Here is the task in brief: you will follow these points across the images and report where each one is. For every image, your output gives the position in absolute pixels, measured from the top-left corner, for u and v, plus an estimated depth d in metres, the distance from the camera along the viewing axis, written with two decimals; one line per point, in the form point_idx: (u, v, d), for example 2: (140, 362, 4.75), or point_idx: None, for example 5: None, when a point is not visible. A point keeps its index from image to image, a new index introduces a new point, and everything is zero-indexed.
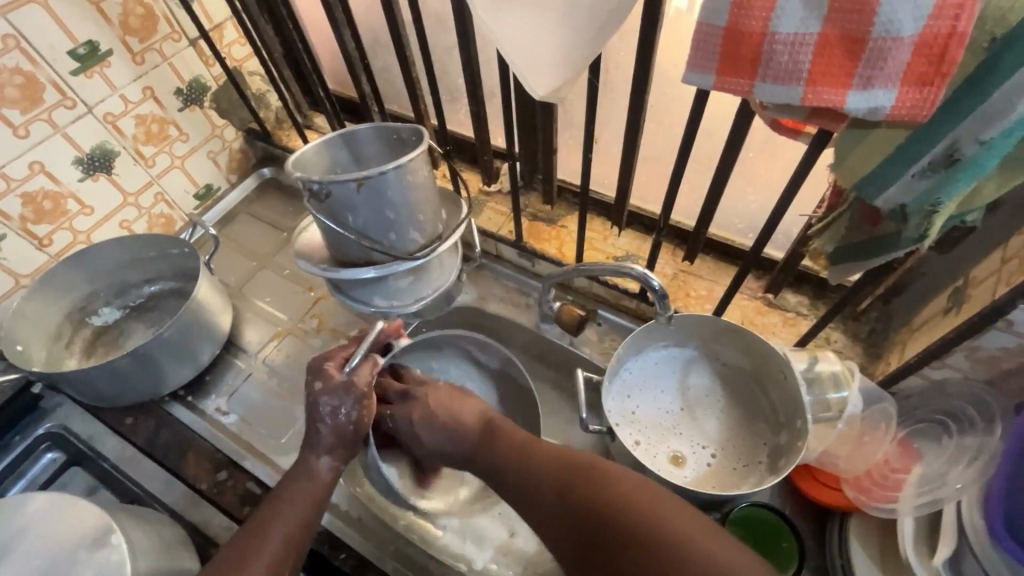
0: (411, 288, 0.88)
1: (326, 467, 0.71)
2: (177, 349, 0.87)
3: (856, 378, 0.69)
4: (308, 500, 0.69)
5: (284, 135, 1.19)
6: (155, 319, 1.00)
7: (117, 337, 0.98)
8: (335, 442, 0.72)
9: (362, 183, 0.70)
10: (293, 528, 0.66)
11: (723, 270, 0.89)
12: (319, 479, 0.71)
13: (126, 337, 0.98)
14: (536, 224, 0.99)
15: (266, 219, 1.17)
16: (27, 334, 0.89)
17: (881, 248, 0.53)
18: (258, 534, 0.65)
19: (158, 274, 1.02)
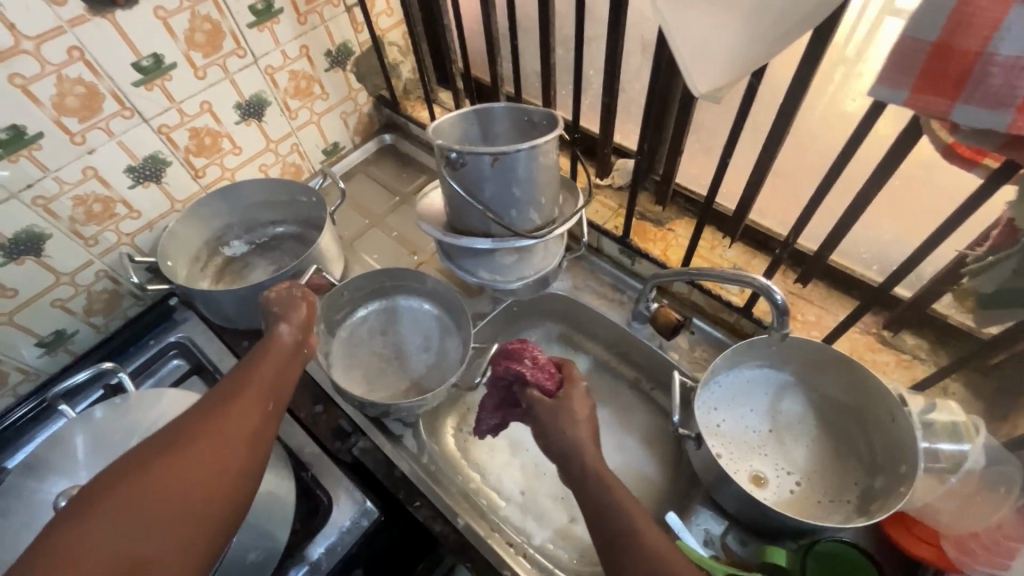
0: (515, 266, 0.92)
1: (286, 333, 0.72)
2: None
3: (979, 434, 0.65)
4: (279, 356, 0.68)
5: (410, 105, 1.26)
6: (278, 258, 1.09)
7: (244, 268, 1.08)
8: (290, 312, 0.75)
9: (497, 158, 0.73)
10: (268, 375, 0.65)
11: (835, 299, 0.85)
12: (282, 343, 0.70)
13: (251, 270, 1.08)
14: (644, 223, 0.99)
15: (381, 181, 1.25)
16: (176, 252, 1.01)
17: None
18: (237, 380, 0.63)
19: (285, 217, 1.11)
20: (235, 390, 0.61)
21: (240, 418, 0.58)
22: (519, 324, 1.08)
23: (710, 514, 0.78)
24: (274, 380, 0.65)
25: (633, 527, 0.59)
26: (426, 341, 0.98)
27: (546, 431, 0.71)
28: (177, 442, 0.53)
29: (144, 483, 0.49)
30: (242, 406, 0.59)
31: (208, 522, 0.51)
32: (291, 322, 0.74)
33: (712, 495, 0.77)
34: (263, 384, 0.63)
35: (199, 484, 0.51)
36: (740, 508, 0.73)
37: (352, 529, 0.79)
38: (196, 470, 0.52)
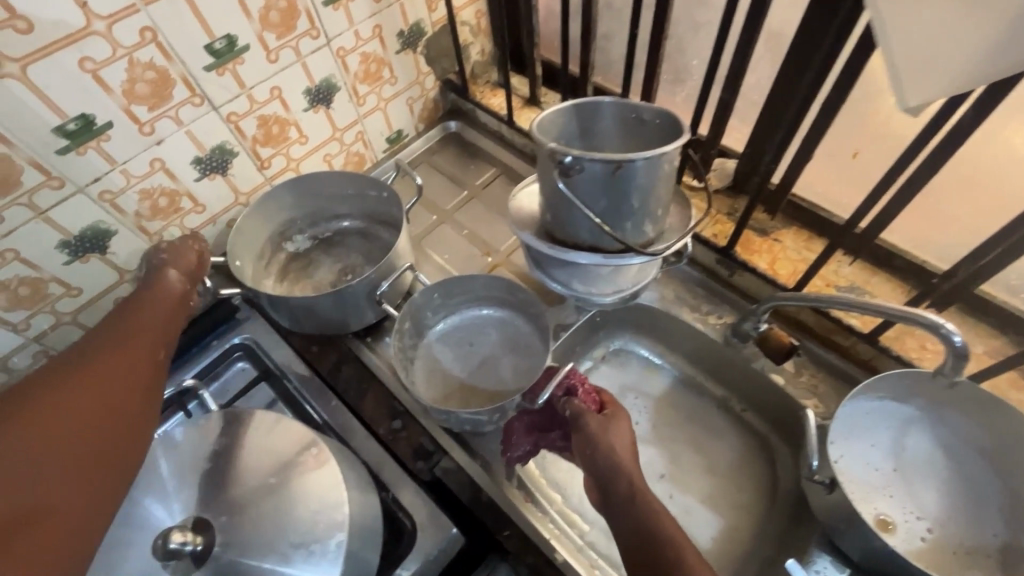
0: (610, 277, 0.84)
1: (175, 280, 0.71)
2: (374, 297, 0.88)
3: None
4: (167, 301, 0.69)
5: (479, 91, 1.17)
6: (343, 255, 1.03)
7: (307, 265, 1.02)
8: (174, 257, 0.74)
9: (621, 166, 0.65)
10: (152, 322, 0.65)
11: (969, 327, 0.77)
12: (169, 288, 0.70)
13: (315, 268, 1.01)
14: (748, 232, 0.90)
15: (446, 172, 1.17)
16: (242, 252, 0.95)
17: None
18: (122, 329, 0.63)
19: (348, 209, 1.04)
20: (122, 335, 0.62)
21: (128, 363, 0.59)
22: (599, 334, 1.01)
23: (830, 560, 0.72)
24: (160, 322, 0.66)
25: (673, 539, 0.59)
26: (498, 346, 0.94)
27: (592, 444, 0.69)
28: (33, 397, 0.53)
29: (47, 429, 0.51)
30: (130, 353, 0.60)
31: (104, 483, 0.52)
32: (174, 265, 0.73)
33: (832, 539, 0.71)
34: (152, 337, 0.64)
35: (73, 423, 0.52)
36: (869, 559, 0.66)
37: (440, 557, 0.74)
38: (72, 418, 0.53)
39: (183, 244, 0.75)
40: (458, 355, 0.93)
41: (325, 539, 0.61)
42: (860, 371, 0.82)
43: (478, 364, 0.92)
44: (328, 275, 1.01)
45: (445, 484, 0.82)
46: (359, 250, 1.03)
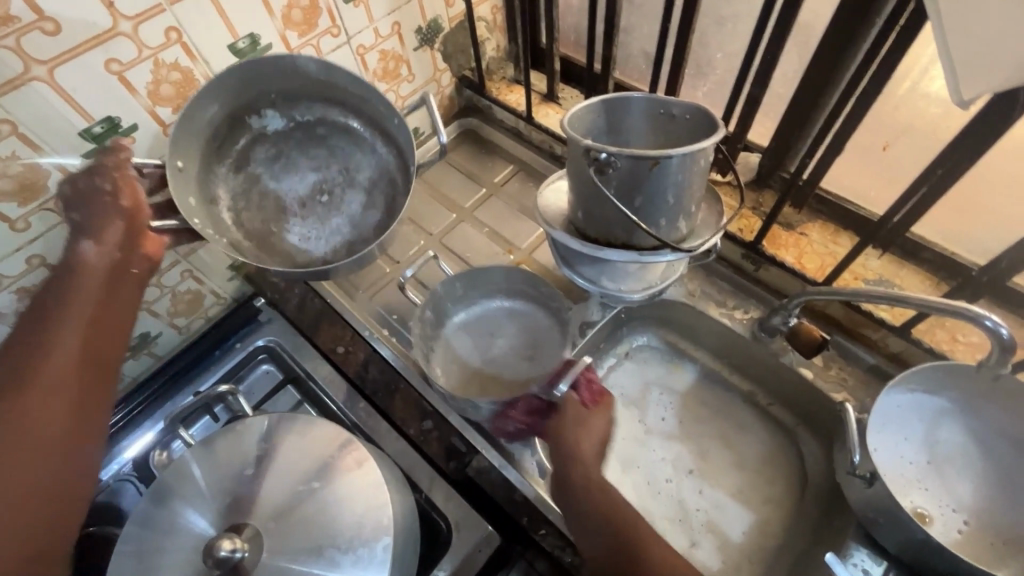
0: (639, 274, 0.84)
1: (93, 254, 0.63)
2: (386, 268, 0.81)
3: None
4: (93, 286, 0.63)
5: (495, 87, 1.16)
6: (317, 161, 0.83)
7: (272, 166, 0.82)
8: (104, 224, 0.64)
9: (659, 163, 0.65)
10: (76, 310, 0.61)
11: (1000, 319, 0.77)
12: (91, 267, 0.63)
13: (280, 175, 0.82)
14: (774, 227, 0.90)
15: (463, 169, 1.17)
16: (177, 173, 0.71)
17: None
18: (42, 339, 0.58)
19: (318, 115, 0.81)
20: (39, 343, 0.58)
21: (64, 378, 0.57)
22: (622, 330, 1.01)
23: (867, 552, 0.72)
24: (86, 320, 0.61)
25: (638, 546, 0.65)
26: (519, 341, 0.93)
27: (561, 434, 0.74)
28: None
29: None
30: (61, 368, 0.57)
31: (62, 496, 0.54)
32: (93, 237, 0.64)
33: (869, 532, 0.71)
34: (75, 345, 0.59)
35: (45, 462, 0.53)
36: (908, 550, 0.67)
37: (476, 556, 0.74)
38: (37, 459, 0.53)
39: (120, 180, 0.66)
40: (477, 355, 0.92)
41: (372, 543, 0.61)
42: (890, 364, 0.82)
43: (500, 360, 0.91)
44: (300, 188, 0.83)
45: (478, 484, 0.81)
46: (338, 162, 0.84)
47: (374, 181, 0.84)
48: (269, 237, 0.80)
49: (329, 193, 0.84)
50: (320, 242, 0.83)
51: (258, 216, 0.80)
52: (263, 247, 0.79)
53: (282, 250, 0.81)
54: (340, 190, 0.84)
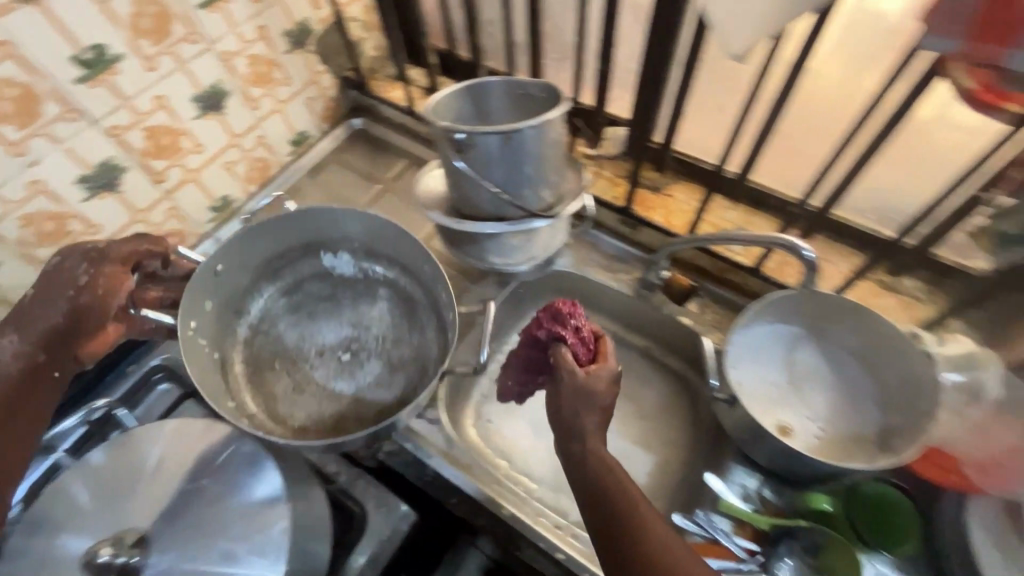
0: (523, 247, 0.88)
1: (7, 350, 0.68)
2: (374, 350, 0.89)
3: (990, 362, 0.70)
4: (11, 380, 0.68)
5: (379, 86, 1.19)
6: (356, 319, 0.92)
7: (313, 313, 0.93)
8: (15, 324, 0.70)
9: (510, 137, 0.69)
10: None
11: (837, 250, 0.88)
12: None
13: (318, 323, 0.92)
14: (641, 191, 0.99)
15: (357, 169, 1.18)
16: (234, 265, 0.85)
17: None
18: None
19: (381, 276, 0.94)
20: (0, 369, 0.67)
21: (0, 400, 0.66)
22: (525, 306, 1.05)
23: (743, 469, 0.80)
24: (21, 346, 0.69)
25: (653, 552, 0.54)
26: None
27: (558, 391, 0.68)
28: None
29: None
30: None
31: None
32: (21, 330, 0.69)
33: (744, 452, 0.79)
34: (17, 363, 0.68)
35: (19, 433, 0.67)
36: (775, 460, 0.75)
37: (392, 536, 0.76)
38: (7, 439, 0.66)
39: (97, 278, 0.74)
40: None
41: (267, 527, 0.64)
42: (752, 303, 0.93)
43: None
44: (330, 339, 0.90)
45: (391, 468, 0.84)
46: (379, 329, 0.91)
47: (390, 340, 0.90)
48: (267, 371, 0.88)
49: (353, 352, 0.89)
50: (307, 404, 0.85)
51: (276, 352, 0.89)
52: (256, 375, 0.87)
53: (272, 392, 0.86)
54: (367, 355, 0.89)
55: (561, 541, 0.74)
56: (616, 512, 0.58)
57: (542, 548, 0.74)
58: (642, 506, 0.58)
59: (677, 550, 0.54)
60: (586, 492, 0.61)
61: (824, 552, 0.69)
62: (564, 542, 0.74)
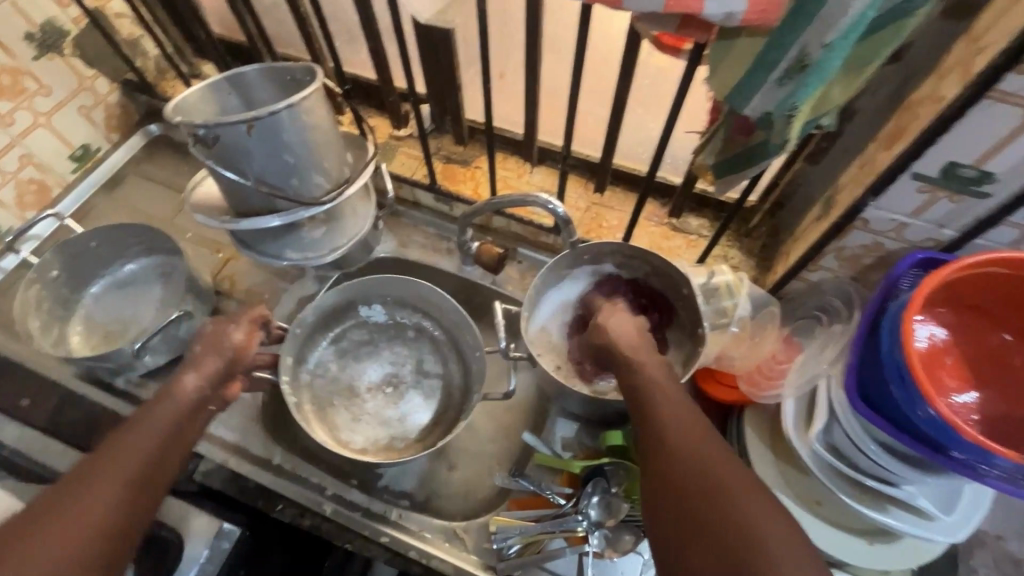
0: (325, 239, 0.85)
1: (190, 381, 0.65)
2: (338, 389, 0.85)
3: (745, 286, 0.76)
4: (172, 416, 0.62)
5: (169, 87, 1.10)
6: (395, 355, 0.88)
7: (356, 350, 0.88)
8: None
9: (252, 125, 0.66)
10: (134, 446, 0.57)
11: (630, 199, 0.93)
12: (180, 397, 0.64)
13: (361, 360, 0.87)
14: (450, 165, 0.98)
15: (160, 179, 1.09)
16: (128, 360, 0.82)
17: (754, 158, 0.57)
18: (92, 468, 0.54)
19: (409, 314, 0.90)
20: (107, 448, 0.56)
21: (115, 471, 0.54)
22: None
23: (562, 420, 0.84)
24: (162, 438, 0.59)
25: (714, 488, 0.47)
26: None
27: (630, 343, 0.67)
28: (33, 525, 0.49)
29: None
30: (122, 450, 0.56)
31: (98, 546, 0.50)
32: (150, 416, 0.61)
33: (562, 405, 0.83)
34: (141, 448, 0.57)
35: (106, 501, 0.52)
36: (583, 406, 0.79)
37: (209, 554, 0.71)
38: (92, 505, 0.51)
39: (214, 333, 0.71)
40: None
41: None
42: None
43: None
44: (375, 376, 0.87)
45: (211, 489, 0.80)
46: (413, 362, 0.88)
47: (424, 372, 0.87)
48: (328, 408, 0.83)
49: (397, 385, 0.86)
50: (366, 427, 0.83)
51: (330, 389, 0.85)
52: (321, 413, 0.82)
53: (334, 422, 0.82)
54: (411, 383, 0.87)
55: (387, 523, 0.75)
56: (654, 428, 0.55)
57: (368, 536, 0.75)
58: (664, 400, 0.57)
59: (718, 451, 0.51)
60: (631, 407, 0.60)
61: (627, 480, 0.74)
62: (390, 524, 0.75)
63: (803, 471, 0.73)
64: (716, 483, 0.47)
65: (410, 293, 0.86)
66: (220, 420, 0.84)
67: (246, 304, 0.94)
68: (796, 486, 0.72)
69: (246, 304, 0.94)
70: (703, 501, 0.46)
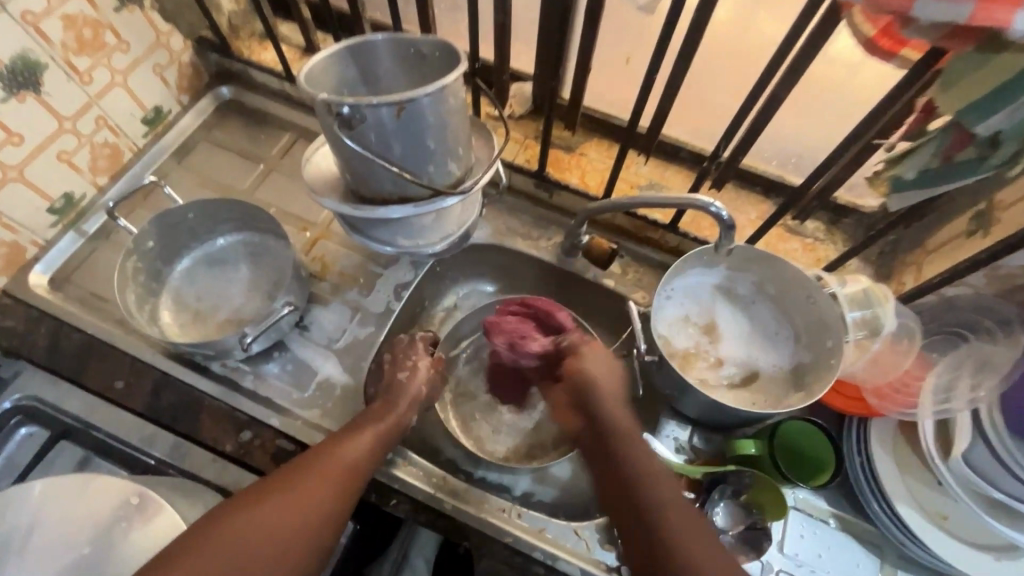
0: (435, 226, 0.80)
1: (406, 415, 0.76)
2: (479, 401, 0.94)
3: (889, 298, 0.72)
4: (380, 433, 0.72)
5: (245, 46, 1.03)
6: None
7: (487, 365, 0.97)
8: None
9: (402, 107, 0.61)
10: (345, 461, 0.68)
11: (744, 198, 0.90)
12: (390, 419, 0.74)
13: None
14: (554, 151, 0.94)
15: (233, 147, 1.03)
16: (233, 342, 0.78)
17: (953, 174, 0.55)
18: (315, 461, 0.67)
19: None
20: (320, 455, 0.67)
21: (322, 477, 0.65)
22: (442, 282, 1.01)
23: (675, 423, 0.82)
24: (362, 458, 0.69)
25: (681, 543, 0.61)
26: (334, 319, 0.87)
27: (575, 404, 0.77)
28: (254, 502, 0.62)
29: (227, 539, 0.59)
30: (327, 470, 0.66)
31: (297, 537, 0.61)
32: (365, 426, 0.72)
33: (674, 407, 0.81)
34: (344, 463, 0.67)
35: (307, 502, 0.63)
36: (701, 411, 0.77)
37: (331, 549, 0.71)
38: (303, 501, 0.63)
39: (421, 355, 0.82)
40: (293, 345, 0.85)
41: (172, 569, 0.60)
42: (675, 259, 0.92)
43: (320, 344, 0.85)
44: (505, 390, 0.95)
45: None
46: None
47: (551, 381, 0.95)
48: (471, 419, 0.92)
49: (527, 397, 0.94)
50: (507, 435, 0.92)
51: (472, 403, 0.94)
52: (466, 425, 0.92)
53: (478, 433, 0.91)
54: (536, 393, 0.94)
55: (507, 523, 0.73)
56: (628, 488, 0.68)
57: (490, 534, 0.72)
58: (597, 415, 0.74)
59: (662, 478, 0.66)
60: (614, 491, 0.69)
61: (756, 490, 0.72)
62: (512, 524, 0.73)
63: (930, 486, 0.73)
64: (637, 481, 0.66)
65: (542, 309, 0.93)
66: (324, 410, 0.81)
67: (340, 287, 0.90)
68: (924, 503, 0.72)
69: (340, 287, 0.90)
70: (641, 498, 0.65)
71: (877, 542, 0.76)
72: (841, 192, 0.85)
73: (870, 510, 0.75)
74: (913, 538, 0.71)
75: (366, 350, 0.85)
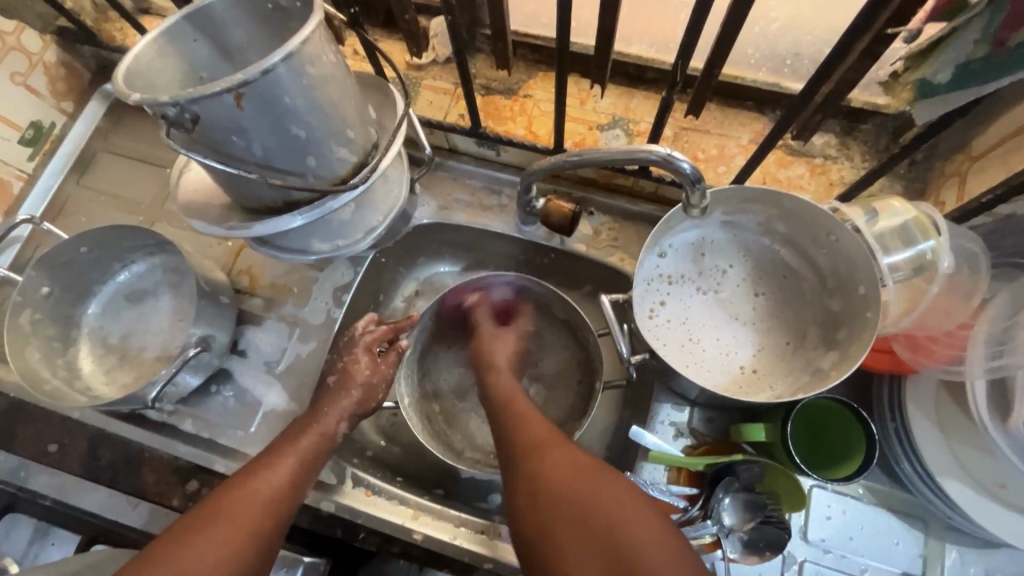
0: (357, 221, 0.66)
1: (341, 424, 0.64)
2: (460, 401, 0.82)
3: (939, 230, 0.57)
4: (303, 454, 0.60)
5: (115, 29, 0.88)
6: None
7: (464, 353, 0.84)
8: None
9: (242, 93, 0.46)
10: (260, 497, 0.55)
11: (731, 118, 0.71)
12: (319, 429, 0.62)
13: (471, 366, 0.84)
14: (491, 97, 0.77)
15: (134, 153, 0.90)
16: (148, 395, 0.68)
17: (994, 73, 0.46)
18: (227, 498, 0.54)
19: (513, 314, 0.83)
20: (227, 498, 0.54)
21: (234, 525, 0.52)
22: (396, 271, 0.86)
23: (672, 404, 0.71)
24: (290, 484, 0.57)
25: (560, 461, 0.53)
26: (271, 339, 0.77)
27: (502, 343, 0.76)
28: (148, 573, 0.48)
29: None
30: (239, 512, 0.53)
31: None
32: (287, 449, 0.60)
33: (668, 386, 0.69)
34: (262, 503, 0.55)
35: (216, 558, 0.50)
36: (697, 393, 0.65)
37: None
38: (209, 561, 0.50)
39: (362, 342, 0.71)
40: (235, 374, 0.76)
41: None
42: (655, 207, 0.78)
43: (260, 369, 0.76)
44: None
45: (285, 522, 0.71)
46: None
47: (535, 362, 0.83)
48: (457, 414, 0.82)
49: None
50: None
51: None
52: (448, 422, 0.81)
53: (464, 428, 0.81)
54: None
55: (486, 547, 0.66)
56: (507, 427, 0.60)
57: (468, 562, 0.65)
58: (529, 426, 0.59)
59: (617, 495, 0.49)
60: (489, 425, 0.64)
61: (767, 481, 0.61)
62: (491, 548, 0.66)
63: (981, 448, 0.60)
64: (599, 492, 0.50)
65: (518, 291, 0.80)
66: None
67: (273, 300, 0.79)
68: (973, 470, 0.60)
69: (273, 299, 0.79)
70: (584, 500, 0.49)
71: (920, 514, 0.65)
72: (855, 92, 0.66)
73: (901, 469, 0.64)
74: (962, 514, 0.60)
75: (312, 368, 0.76)
